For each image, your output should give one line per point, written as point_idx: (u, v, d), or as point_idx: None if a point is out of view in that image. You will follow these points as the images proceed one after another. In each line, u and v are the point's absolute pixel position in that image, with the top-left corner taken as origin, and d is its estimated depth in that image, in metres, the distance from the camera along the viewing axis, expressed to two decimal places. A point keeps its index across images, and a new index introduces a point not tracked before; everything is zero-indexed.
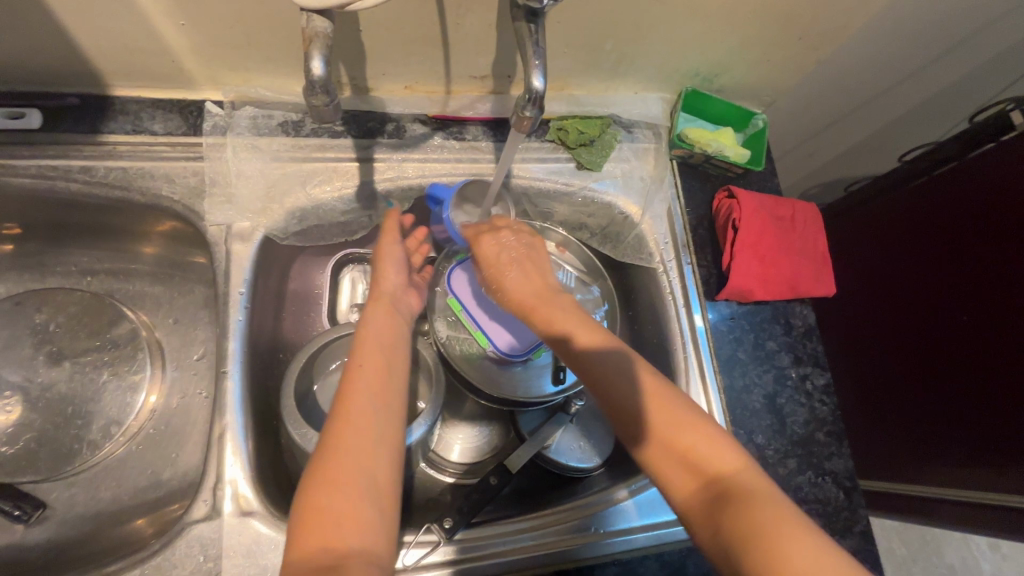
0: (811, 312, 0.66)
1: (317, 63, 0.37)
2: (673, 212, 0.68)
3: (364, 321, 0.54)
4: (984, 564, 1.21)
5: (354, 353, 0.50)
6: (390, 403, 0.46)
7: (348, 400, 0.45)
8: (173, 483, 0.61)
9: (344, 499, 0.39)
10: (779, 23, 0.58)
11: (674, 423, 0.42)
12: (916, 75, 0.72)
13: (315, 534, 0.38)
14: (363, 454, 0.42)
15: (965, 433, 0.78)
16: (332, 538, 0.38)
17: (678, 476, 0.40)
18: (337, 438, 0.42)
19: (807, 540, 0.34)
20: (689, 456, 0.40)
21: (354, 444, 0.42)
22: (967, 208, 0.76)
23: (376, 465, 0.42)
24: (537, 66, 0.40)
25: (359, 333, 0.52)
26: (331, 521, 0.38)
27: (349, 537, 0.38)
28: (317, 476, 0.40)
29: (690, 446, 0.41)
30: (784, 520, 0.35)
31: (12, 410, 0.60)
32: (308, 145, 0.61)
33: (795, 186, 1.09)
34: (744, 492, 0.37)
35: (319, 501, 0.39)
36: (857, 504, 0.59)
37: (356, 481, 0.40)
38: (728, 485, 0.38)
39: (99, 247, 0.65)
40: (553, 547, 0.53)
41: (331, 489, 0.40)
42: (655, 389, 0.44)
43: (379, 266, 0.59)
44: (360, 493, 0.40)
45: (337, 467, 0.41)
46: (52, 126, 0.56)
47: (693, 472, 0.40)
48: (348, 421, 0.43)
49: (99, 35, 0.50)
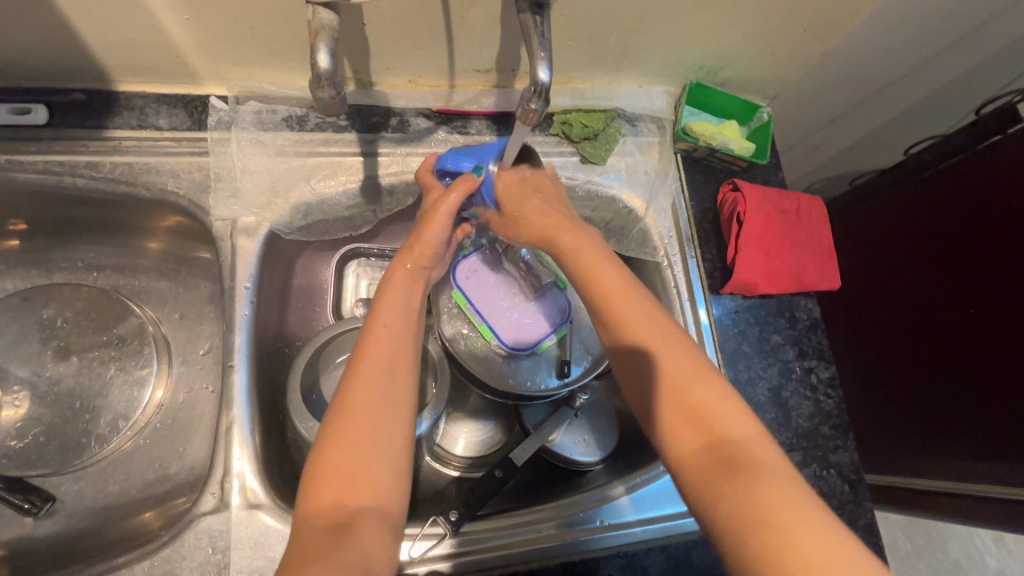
0: (816, 306, 0.66)
1: (323, 56, 0.37)
2: (678, 205, 0.68)
3: (388, 280, 0.50)
4: (989, 560, 1.21)
5: (375, 310, 0.47)
6: (409, 365, 0.45)
7: (367, 359, 0.43)
8: (180, 477, 0.61)
9: (361, 457, 0.39)
10: (786, 14, 0.58)
11: (695, 381, 0.42)
12: (923, 66, 0.71)
13: (328, 489, 0.38)
14: (381, 413, 0.41)
15: (971, 423, 0.78)
16: (347, 495, 0.38)
17: (688, 440, 0.40)
18: (354, 395, 0.41)
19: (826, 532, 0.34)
20: (699, 417, 0.41)
21: (374, 404, 0.41)
22: (976, 200, 0.75)
23: (394, 427, 0.41)
24: (543, 58, 0.40)
25: (381, 288, 0.49)
26: (345, 479, 0.38)
27: (363, 496, 0.38)
28: (330, 432, 0.40)
29: (705, 408, 0.41)
30: (787, 501, 0.36)
31: (21, 404, 0.60)
32: (312, 140, 0.61)
33: (800, 180, 1.08)
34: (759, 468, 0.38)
35: (335, 458, 0.39)
36: (862, 497, 0.58)
37: (373, 441, 0.40)
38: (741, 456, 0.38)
39: (106, 242, 0.66)
40: (559, 540, 0.53)
41: (349, 447, 0.39)
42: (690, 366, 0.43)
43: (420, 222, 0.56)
44: (378, 454, 0.39)
45: (355, 427, 0.40)
46: (58, 121, 0.56)
47: (704, 437, 0.40)
48: (370, 378, 0.42)
49: (105, 31, 0.50)
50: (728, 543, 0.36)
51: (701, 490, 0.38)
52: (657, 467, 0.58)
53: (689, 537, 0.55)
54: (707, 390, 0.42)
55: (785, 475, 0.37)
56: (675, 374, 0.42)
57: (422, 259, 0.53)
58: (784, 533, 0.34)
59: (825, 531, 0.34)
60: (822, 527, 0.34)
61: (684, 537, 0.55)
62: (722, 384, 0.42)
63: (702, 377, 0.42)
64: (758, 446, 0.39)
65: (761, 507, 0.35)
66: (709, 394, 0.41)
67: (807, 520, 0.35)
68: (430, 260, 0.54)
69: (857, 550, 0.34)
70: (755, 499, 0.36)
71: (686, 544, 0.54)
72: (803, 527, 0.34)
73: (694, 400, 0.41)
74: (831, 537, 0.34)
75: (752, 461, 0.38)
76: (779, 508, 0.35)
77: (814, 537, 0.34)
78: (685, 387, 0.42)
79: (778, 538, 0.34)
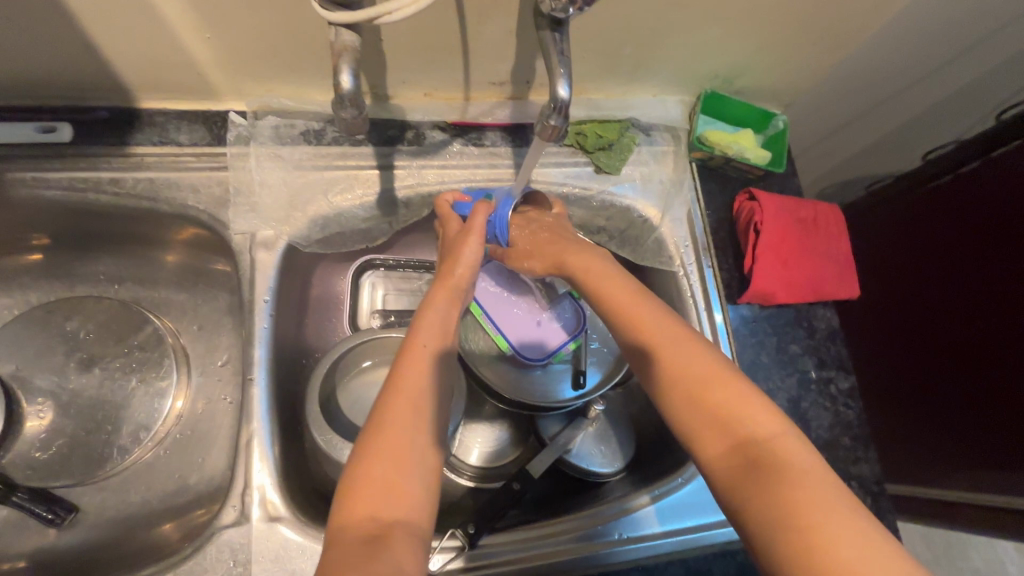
0: (834, 315, 0.65)
1: (346, 77, 0.38)
2: (693, 215, 0.67)
3: (429, 302, 0.51)
4: (1011, 567, 1.19)
5: (415, 328, 0.48)
6: (440, 384, 0.45)
7: (405, 375, 0.44)
8: (199, 488, 0.62)
9: (395, 470, 0.39)
10: (802, 23, 0.57)
11: (715, 385, 0.41)
12: (941, 72, 0.71)
13: (364, 499, 0.38)
14: (416, 427, 0.41)
15: (996, 428, 0.76)
16: (380, 506, 0.38)
17: (716, 442, 0.40)
18: (393, 409, 0.42)
19: (859, 536, 0.33)
20: (722, 420, 0.40)
21: (410, 419, 0.42)
22: (993, 204, 0.75)
23: (426, 442, 0.41)
24: (563, 75, 0.41)
25: (421, 308, 0.50)
26: (381, 490, 0.38)
27: (396, 508, 0.38)
28: (368, 445, 0.40)
29: (728, 411, 0.40)
30: (822, 504, 0.35)
31: (45, 415, 0.61)
32: (329, 153, 0.61)
33: (814, 185, 1.07)
34: (784, 466, 0.37)
35: (371, 470, 0.39)
36: (883, 509, 0.58)
37: (408, 454, 0.40)
38: (764, 454, 0.38)
39: (126, 255, 0.67)
40: (577, 553, 0.53)
41: (386, 460, 0.39)
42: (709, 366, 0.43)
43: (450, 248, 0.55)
44: (412, 469, 0.40)
45: (393, 442, 0.40)
46: (82, 138, 0.57)
47: (728, 439, 0.40)
48: (408, 394, 0.43)
49: (128, 50, 0.51)
50: (762, 547, 0.36)
51: (732, 492, 0.38)
52: (674, 479, 0.58)
53: (709, 550, 0.55)
54: (727, 391, 0.41)
55: (815, 477, 0.37)
56: (689, 375, 0.42)
57: (459, 281, 0.53)
58: (815, 534, 0.34)
59: (863, 539, 0.33)
60: (854, 528, 0.34)
61: (703, 550, 0.55)
62: (743, 383, 0.42)
63: (721, 377, 0.42)
64: (787, 448, 0.38)
65: (794, 507, 0.35)
66: (731, 392, 0.41)
67: (839, 521, 0.34)
68: (468, 276, 0.54)
69: (889, 549, 0.33)
70: (786, 500, 0.35)
71: (705, 557, 0.54)
72: (837, 528, 0.34)
73: (714, 403, 0.41)
74: (867, 543, 0.33)
75: (779, 461, 0.37)
76: (812, 509, 0.35)
77: (846, 536, 0.33)
78: (703, 389, 0.42)
79: (812, 538, 0.34)
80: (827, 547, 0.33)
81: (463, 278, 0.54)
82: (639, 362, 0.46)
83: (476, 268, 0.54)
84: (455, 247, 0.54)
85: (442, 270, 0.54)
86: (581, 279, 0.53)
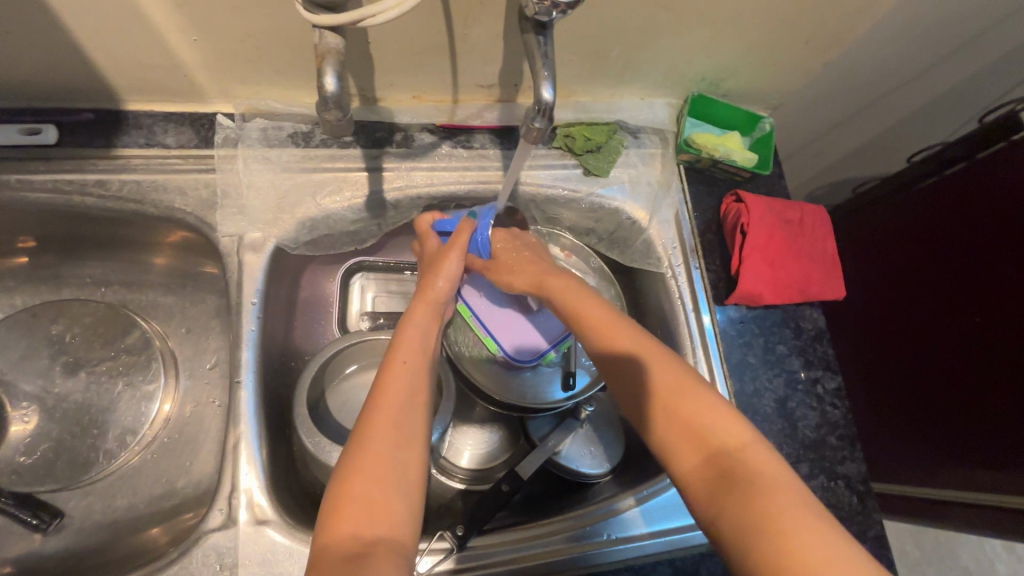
0: (821, 316, 0.66)
1: (329, 79, 0.38)
2: (681, 216, 0.68)
3: (408, 318, 0.51)
4: (1000, 566, 1.20)
5: (395, 347, 0.49)
6: (424, 402, 0.45)
7: (384, 395, 0.44)
8: (187, 492, 0.61)
9: (377, 489, 0.39)
10: (787, 26, 0.58)
11: (688, 398, 0.42)
12: (924, 75, 0.72)
13: (347, 519, 0.38)
14: (396, 446, 0.41)
15: (980, 428, 0.77)
16: (363, 526, 0.37)
17: (689, 453, 0.40)
18: (372, 429, 0.42)
19: (829, 540, 0.34)
20: (694, 431, 0.41)
21: (391, 438, 0.41)
22: (972, 208, 0.77)
23: (408, 461, 0.41)
24: (547, 78, 0.41)
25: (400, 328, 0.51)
26: (364, 510, 0.38)
27: (379, 527, 0.38)
28: (349, 465, 0.40)
29: (701, 423, 0.41)
30: (795, 511, 0.35)
31: (29, 419, 0.61)
32: (317, 156, 0.61)
33: (803, 187, 1.08)
34: (755, 476, 0.38)
35: (353, 490, 0.39)
36: (870, 508, 0.58)
37: (389, 473, 0.40)
38: (736, 465, 0.38)
39: (112, 259, 0.66)
40: (563, 555, 0.53)
41: (368, 478, 0.39)
42: (679, 380, 0.43)
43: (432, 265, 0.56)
44: (394, 487, 0.39)
45: (373, 460, 0.40)
46: (68, 140, 0.57)
47: (702, 450, 0.40)
48: (389, 413, 0.43)
49: (114, 52, 0.51)
50: (736, 557, 0.36)
51: (707, 502, 0.39)
52: (662, 480, 0.58)
53: (696, 550, 0.55)
54: (699, 403, 0.42)
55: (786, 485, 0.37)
56: (664, 387, 0.43)
57: (438, 294, 0.54)
58: (790, 542, 0.34)
59: (837, 545, 0.34)
60: (823, 537, 0.34)
61: (691, 550, 0.55)
62: (713, 395, 0.42)
63: (695, 388, 0.42)
64: (760, 459, 0.39)
65: (769, 515, 0.35)
66: (706, 402, 0.41)
67: (810, 529, 0.34)
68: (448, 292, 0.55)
69: (856, 556, 0.33)
70: (760, 509, 0.36)
71: (693, 557, 0.54)
72: (807, 536, 0.34)
73: (686, 414, 0.41)
74: (840, 549, 0.33)
75: (752, 472, 0.38)
76: (785, 517, 0.35)
77: (817, 545, 0.33)
78: (677, 401, 0.42)
79: (784, 546, 0.34)
80: (799, 552, 0.33)
81: (443, 292, 0.55)
82: (613, 376, 0.47)
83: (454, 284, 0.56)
84: (436, 263, 0.56)
85: (422, 284, 0.55)
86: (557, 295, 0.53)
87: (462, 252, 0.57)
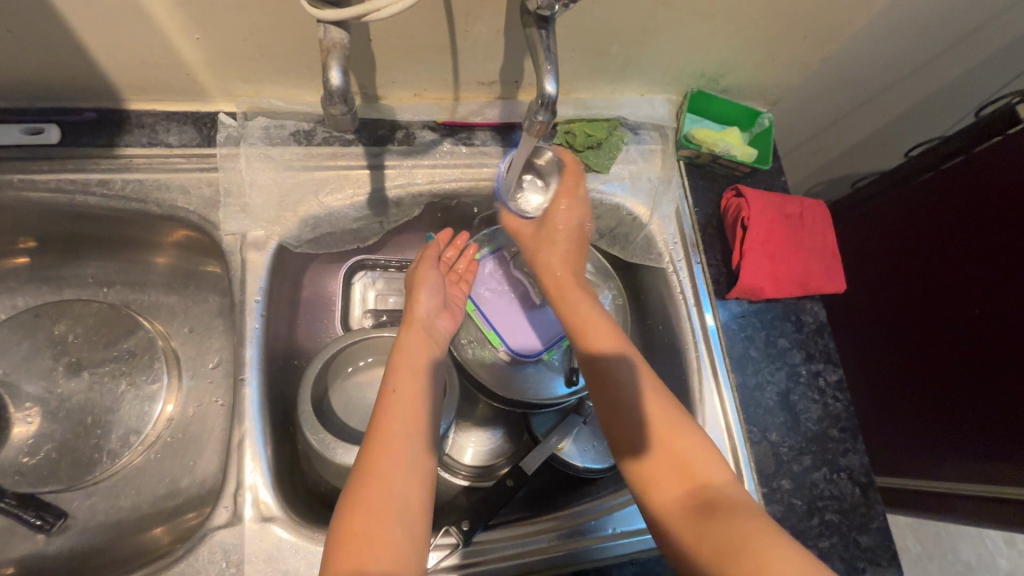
0: (822, 309, 0.66)
1: (334, 73, 0.39)
2: (681, 211, 0.68)
3: (398, 345, 0.54)
4: (1001, 561, 1.20)
5: (388, 375, 0.51)
6: (422, 435, 0.47)
7: (383, 428, 0.46)
8: (191, 491, 0.62)
9: (380, 524, 0.41)
10: (785, 22, 0.58)
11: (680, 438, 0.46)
12: (922, 70, 0.72)
13: (351, 553, 0.39)
14: (396, 480, 0.43)
15: (974, 421, 0.78)
16: (367, 560, 0.39)
17: (669, 490, 0.44)
18: (373, 461, 0.44)
19: (783, 555, 0.38)
20: (679, 464, 0.45)
21: (390, 471, 0.43)
22: (968, 198, 0.77)
23: (410, 495, 0.43)
24: (549, 71, 0.41)
25: (396, 356, 0.53)
26: (368, 545, 0.40)
27: (382, 559, 0.39)
28: (353, 499, 0.42)
29: (689, 461, 0.45)
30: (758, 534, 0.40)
31: (33, 420, 0.61)
32: (319, 154, 0.61)
33: (800, 185, 1.09)
34: (726, 504, 0.42)
35: (357, 524, 0.41)
36: (873, 500, 0.58)
37: (389, 508, 0.42)
38: (709, 496, 0.43)
39: (115, 258, 0.66)
40: (569, 549, 0.53)
41: (370, 514, 0.41)
42: (664, 415, 0.47)
43: (414, 289, 0.58)
44: (394, 520, 0.41)
45: (372, 494, 0.42)
46: (71, 139, 0.57)
47: (684, 483, 0.44)
48: (385, 441, 0.45)
49: (115, 51, 0.51)
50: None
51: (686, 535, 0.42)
52: None
53: None
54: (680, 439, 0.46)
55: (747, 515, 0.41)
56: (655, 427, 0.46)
57: (422, 318, 0.57)
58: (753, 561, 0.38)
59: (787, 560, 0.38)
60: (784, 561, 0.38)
61: None
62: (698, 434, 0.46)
63: (679, 421, 0.47)
64: (730, 489, 0.43)
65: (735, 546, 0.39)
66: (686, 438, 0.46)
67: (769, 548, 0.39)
68: (428, 314, 0.57)
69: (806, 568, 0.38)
70: (728, 539, 0.40)
71: None
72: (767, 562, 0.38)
73: (679, 450, 0.45)
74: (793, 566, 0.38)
75: (727, 500, 0.42)
76: (753, 547, 0.39)
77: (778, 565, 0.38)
78: (676, 440, 0.46)
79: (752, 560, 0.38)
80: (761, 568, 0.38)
81: (425, 317, 0.57)
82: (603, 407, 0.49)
83: (436, 309, 0.58)
84: (413, 289, 0.58)
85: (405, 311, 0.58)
86: (572, 295, 0.57)
87: (432, 269, 0.60)
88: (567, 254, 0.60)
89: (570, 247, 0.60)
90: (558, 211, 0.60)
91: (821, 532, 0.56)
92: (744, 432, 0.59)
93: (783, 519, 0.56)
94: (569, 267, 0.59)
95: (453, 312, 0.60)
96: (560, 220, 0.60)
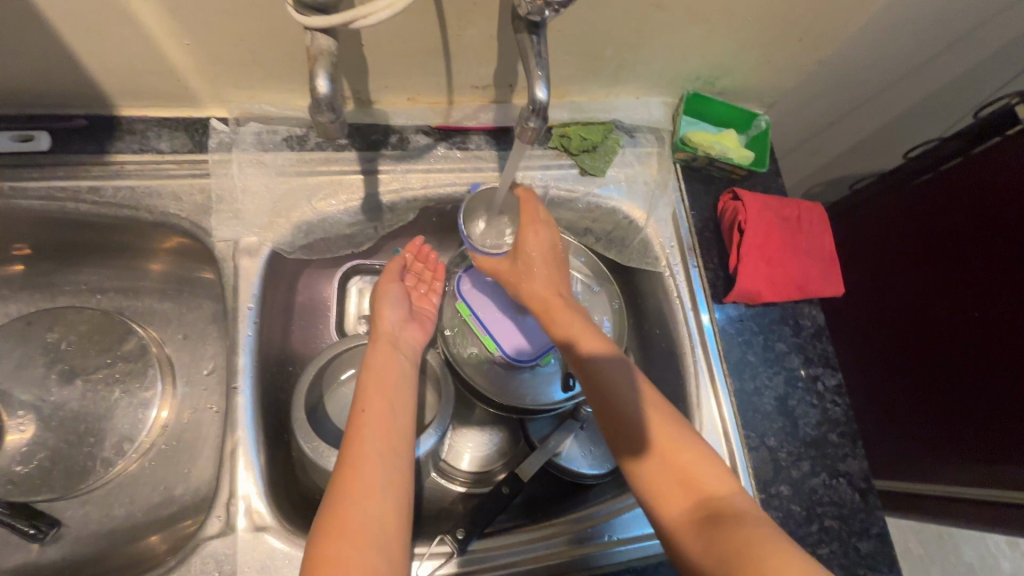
0: (820, 313, 0.65)
1: (322, 81, 0.38)
2: (678, 214, 0.67)
3: (367, 364, 0.55)
4: (1004, 563, 1.19)
5: (359, 395, 0.51)
6: (395, 453, 0.47)
7: (354, 449, 0.46)
8: (186, 499, 0.61)
9: (355, 543, 0.40)
10: (780, 24, 0.58)
11: (670, 451, 0.45)
12: (919, 71, 0.71)
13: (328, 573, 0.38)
14: (370, 498, 0.43)
15: (974, 422, 0.78)
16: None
17: (670, 502, 0.43)
18: (346, 481, 0.44)
19: (777, 553, 0.37)
20: (675, 475, 0.44)
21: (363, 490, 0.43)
22: (968, 199, 0.77)
23: (385, 514, 0.43)
24: (540, 77, 0.41)
25: (365, 376, 0.53)
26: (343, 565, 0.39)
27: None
28: (328, 521, 0.42)
29: (682, 471, 0.44)
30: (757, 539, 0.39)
31: (26, 428, 0.61)
32: (312, 159, 0.61)
33: (799, 186, 1.08)
34: (723, 513, 0.41)
35: (334, 545, 0.40)
36: (872, 505, 0.58)
37: (365, 527, 0.41)
38: (706, 506, 0.42)
39: (108, 264, 0.66)
40: (564, 557, 0.53)
41: (345, 534, 0.41)
42: (659, 423, 0.47)
43: (378, 304, 0.60)
44: (370, 538, 0.41)
45: (347, 513, 0.42)
46: (62, 146, 0.57)
47: (683, 497, 0.43)
48: (357, 462, 0.45)
49: (104, 57, 0.51)
50: None
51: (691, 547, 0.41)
52: None
53: None
54: (673, 449, 0.45)
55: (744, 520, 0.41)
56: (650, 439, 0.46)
57: (388, 334, 0.58)
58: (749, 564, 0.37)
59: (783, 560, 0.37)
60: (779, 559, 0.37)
61: None
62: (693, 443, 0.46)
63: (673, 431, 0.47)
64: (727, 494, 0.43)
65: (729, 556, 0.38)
66: (681, 446, 0.45)
67: (769, 548, 0.38)
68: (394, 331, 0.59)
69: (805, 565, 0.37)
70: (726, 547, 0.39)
71: None
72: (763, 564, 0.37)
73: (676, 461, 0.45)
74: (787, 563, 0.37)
75: (725, 509, 0.42)
76: (750, 550, 0.38)
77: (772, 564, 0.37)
78: (664, 451, 0.45)
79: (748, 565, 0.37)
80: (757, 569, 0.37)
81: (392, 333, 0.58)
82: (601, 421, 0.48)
83: (401, 323, 0.60)
84: (378, 307, 0.60)
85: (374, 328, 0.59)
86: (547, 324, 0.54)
87: (395, 282, 0.62)
88: (551, 277, 0.56)
89: (549, 268, 0.56)
90: (531, 241, 0.56)
91: (820, 538, 0.56)
92: (742, 438, 0.59)
93: (781, 525, 0.56)
94: (555, 289, 0.56)
95: (422, 326, 0.62)
96: (531, 248, 0.56)
